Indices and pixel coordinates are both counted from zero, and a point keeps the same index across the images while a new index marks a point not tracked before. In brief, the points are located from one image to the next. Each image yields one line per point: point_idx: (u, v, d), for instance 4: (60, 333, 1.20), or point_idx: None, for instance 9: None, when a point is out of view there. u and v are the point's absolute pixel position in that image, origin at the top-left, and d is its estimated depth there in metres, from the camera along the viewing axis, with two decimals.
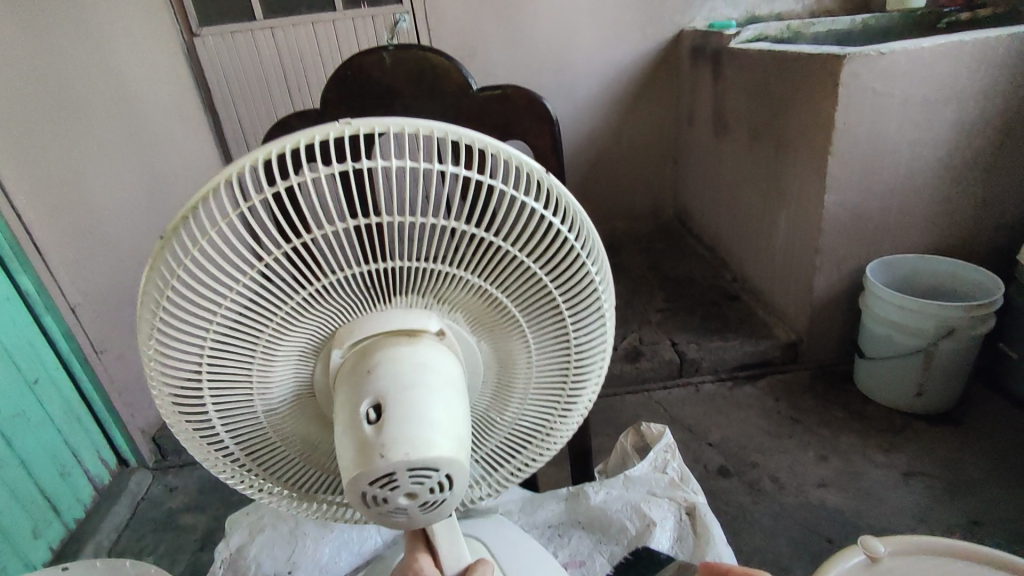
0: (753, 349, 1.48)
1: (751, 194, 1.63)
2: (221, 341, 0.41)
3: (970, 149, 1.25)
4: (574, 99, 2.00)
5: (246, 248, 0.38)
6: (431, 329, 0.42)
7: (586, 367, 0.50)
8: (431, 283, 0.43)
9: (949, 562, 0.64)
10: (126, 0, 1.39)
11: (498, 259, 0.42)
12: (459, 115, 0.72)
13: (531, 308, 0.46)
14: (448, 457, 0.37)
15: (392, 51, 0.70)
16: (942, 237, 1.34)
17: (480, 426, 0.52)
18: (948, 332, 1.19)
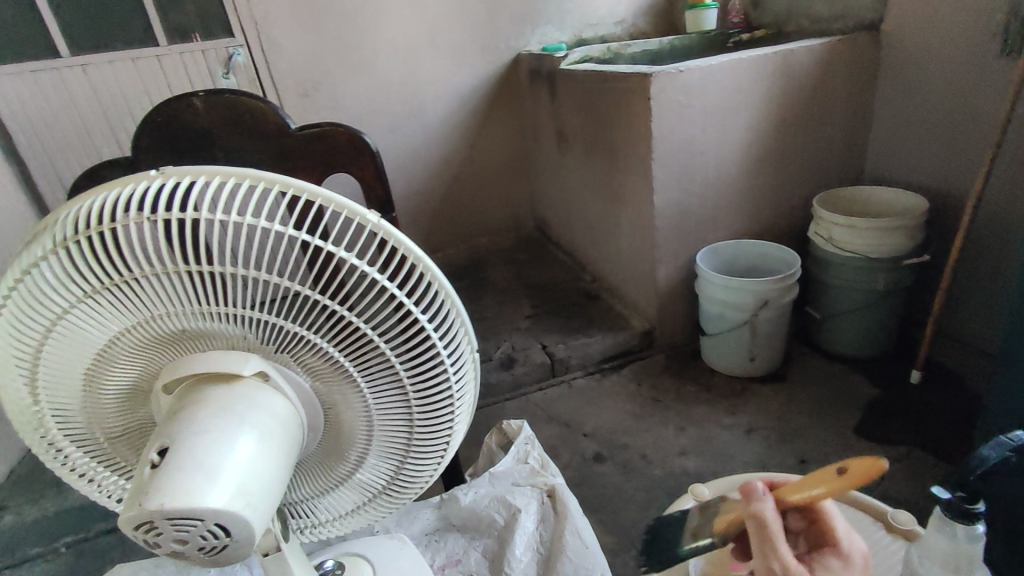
0: (613, 340, 1.60)
1: (595, 200, 1.78)
2: (55, 368, 0.42)
3: (762, 146, 1.47)
4: (425, 123, 2.06)
5: (70, 284, 0.39)
6: (246, 372, 0.41)
7: (435, 423, 0.49)
8: (257, 333, 0.42)
9: (760, 490, 0.76)
10: None
11: (323, 311, 0.42)
12: (281, 157, 0.73)
13: (368, 366, 0.45)
14: (213, 509, 0.35)
15: (203, 96, 0.70)
16: (752, 222, 1.56)
17: (331, 474, 0.51)
18: (764, 303, 1.38)
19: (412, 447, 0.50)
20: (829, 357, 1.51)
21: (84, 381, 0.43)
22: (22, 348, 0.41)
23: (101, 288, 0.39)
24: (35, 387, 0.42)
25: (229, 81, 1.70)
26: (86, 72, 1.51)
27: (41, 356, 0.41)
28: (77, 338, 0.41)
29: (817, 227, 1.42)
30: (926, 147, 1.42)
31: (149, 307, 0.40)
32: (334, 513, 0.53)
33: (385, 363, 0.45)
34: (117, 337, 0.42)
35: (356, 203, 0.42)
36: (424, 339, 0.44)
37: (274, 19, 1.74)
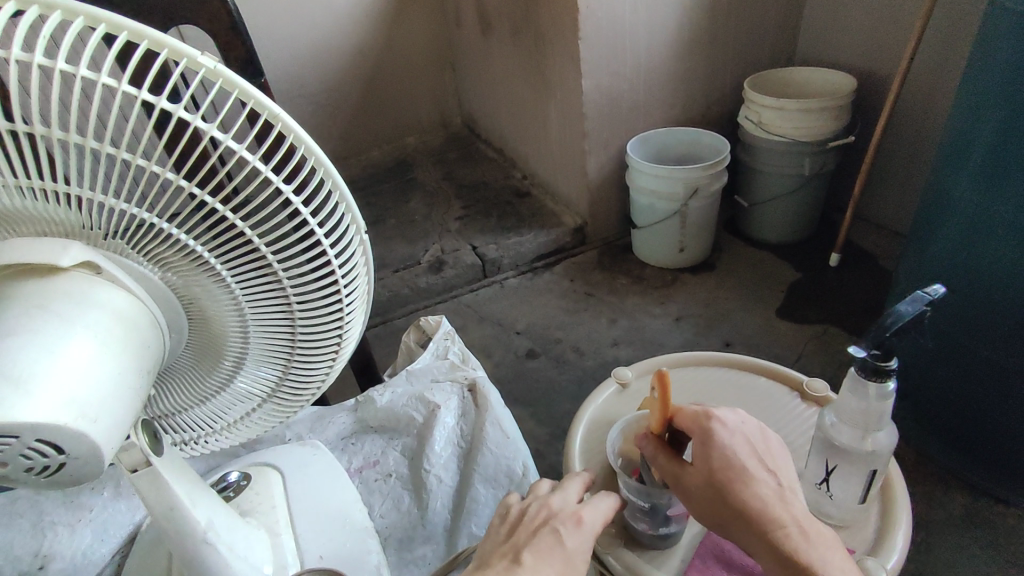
0: (545, 238, 1.57)
1: (523, 90, 1.68)
2: None
3: (693, 25, 1.39)
4: (332, 7, 1.86)
5: None
6: (65, 265, 0.33)
7: (323, 320, 0.44)
8: (83, 217, 0.33)
9: (680, 369, 0.77)
10: None
11: (161, 189, 0.34)
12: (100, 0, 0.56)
13: (236, 262, 0.38)
14: (28, 424, 0.29)
15: None
16: (684, 108, 1.51)
17: (207, 383, 0.46)
18: (694, 192, 1.36)
19: (298, 346, 0.45)
20: (755, 245, 1.53)
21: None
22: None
23: None
24: None
25: None
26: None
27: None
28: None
29: (746, 110, 1.38)
30: (856, 23, 1.38)
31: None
32: (217, 426, 0.48)
33: (256, 258, 0.38)
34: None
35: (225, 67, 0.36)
36: (299, 224, 0.38)
37: None
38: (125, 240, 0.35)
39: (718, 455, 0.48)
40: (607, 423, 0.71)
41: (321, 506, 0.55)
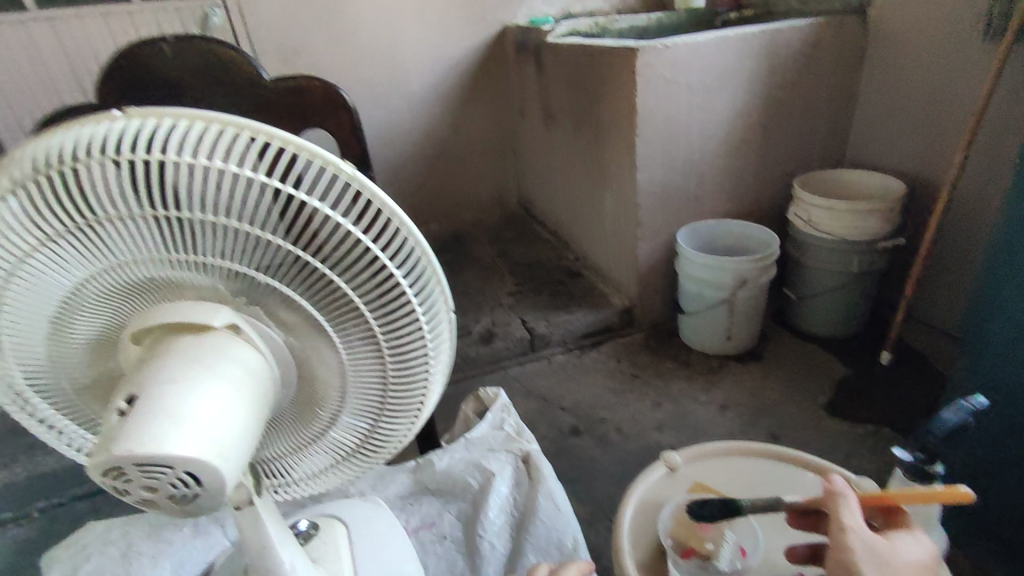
0: (593, 317, 1.62)
1: (579, 178, 1.79)
2: (18, 303, 0.40)
3: (747, 125, 1.48)
4: (409, 95, 2.08)
5: (44, 218, 0.38)
6: (217, 325, 0.40)
7: (410, 384, 0.48)
8: (240, 284, 0.42)
9: (729, 459, 0.78)
10: None
11: (295, 264, 0.42)
12: (255, 106, 0.80)
13: (347, 326, 0.45)
14: (180, 458, 0.35)
15: (171, 42, 0.75)
16: (735, 202, 1.57)
17: (306, 431, 0.52)
18: (742, 282, 1.40)
19: (388, 400, 0.49)
20: (805, 338, 1.53)
21: (49, 325, 0.43)
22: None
23: (79, 224, 0.38)
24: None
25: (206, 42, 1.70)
26: (26, 35, 1.49)
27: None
28: (37, 281, 0.40)
29: (796, 208, 1.43)
30: (908, 131, 1.44)
31: (117, 249, 0.40)
32: (308, 470, 0.54)
33: (364, 323, 0.45)
34: (80, 284, 0.41)
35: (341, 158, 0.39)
36: (400, 297, 0.44)
37: None
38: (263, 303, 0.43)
39: (908, 549, 0.52)
40: (655, 506, 0.72)
41: (377, 560, 0.59)
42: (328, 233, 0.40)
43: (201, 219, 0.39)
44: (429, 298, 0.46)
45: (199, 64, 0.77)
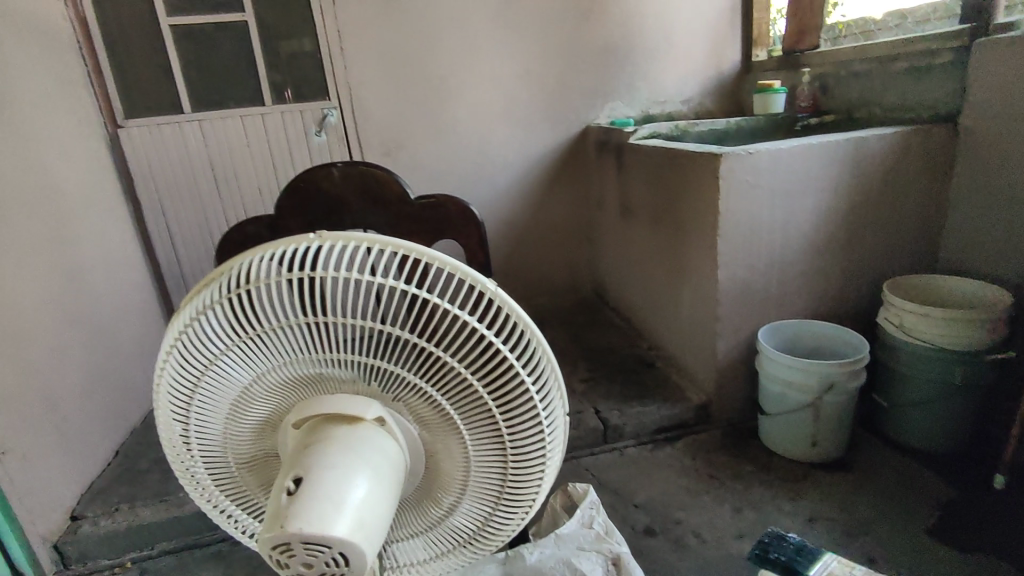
0: (669, 411, 1.60)
1: (655, 269, 1.83)
2: (212, 385, 0.55)
3: (831, 228, 1.49)
4: (494, 186, 2.23)
5: (238, 322, 0.52)
6: (370, 418, 0.50)
7: (528, 465, 0.55)
8: (381, 380, 0.53)
9: None
10: (56, 110, 1.66)
11: (426, 358, 0.52)
12: (402, 220, 0.91)
13: (467, 415, 0.54)
14: (339, 538, 0.42)
15: (340, 167, 0.90)
16: (819, 303, 1.55)
17: (431, 513, 0.60)
18: (829, 386, 1.36)
19: (504, 495, 0.57)
20: (901, 450, 1.45)
21: (226, 415, 0.56)
22: (179, 394, 0.55)
23: (263, 327, 0.52)
24: (193, 406, 0.55)
25: (320, 137, 2.05)
26: (184, 135, 1.95)
27: (193, 397, 0.55)
28: (222, 378, 0.55)
29: (886, 311, 1.41)
30: (1006, 240, 1.40)
31: (280, 352, 0.53)
32: (432, 552, 0.61)
33: (485, 412, 0.54)
34: (256, 373, 0.54)
35: (477, 273, 0.50)
36: (517, 382, 0.52)
37: (366, 87, 2.04)
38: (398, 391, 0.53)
39: None
40: None
41: None
42: (455, 335, 0.51)
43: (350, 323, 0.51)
44: (544, 391, 0.54)
45: (361, 187, 0.91)
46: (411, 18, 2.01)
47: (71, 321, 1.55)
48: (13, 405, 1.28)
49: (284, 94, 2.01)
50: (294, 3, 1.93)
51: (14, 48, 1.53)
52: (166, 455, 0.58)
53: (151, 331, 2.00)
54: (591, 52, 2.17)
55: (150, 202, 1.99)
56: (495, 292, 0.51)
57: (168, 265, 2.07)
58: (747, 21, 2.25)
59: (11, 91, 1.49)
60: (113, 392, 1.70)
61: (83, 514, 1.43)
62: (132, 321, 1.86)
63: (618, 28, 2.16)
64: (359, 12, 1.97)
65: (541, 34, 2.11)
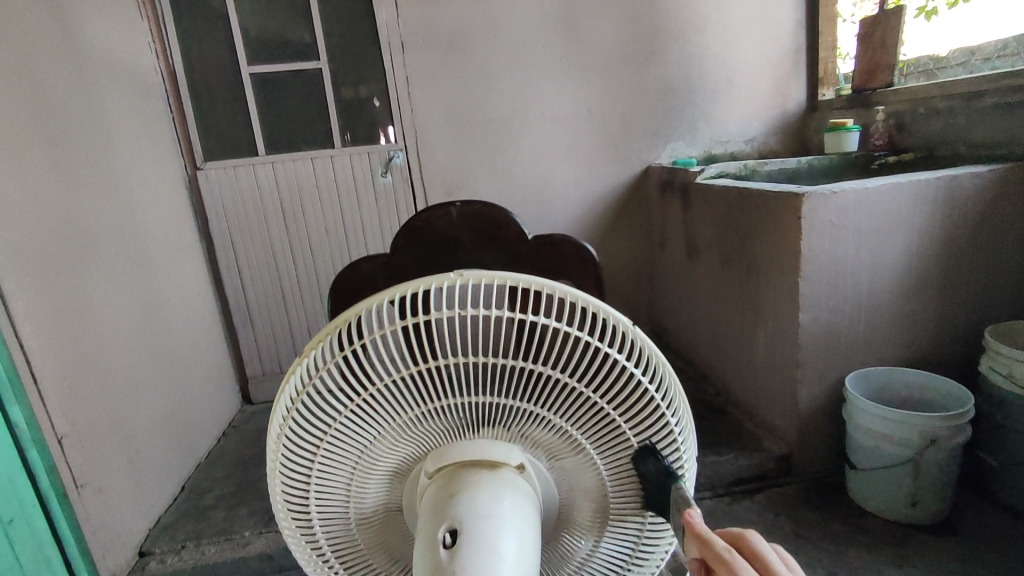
0: (746, 462, 1.51)
1: (725, 312, 1.76)
2: (340, 436, 0.53)
3: (922, 271, 1.41)
4: (553, 224, 2.23)
5: (370, 370, 0.51)
6: (512, 463, 0.53)
7: None
8: (519, 417, 0.53)
9: None
10: (144, 154, 1.76)
11: (559, 389, 0.52)
12: (516, 257, 0.89)
13: (604, 447, 0.55)
14: None
15: (459, 207, 0.88)
16: (910, 349, 1.46)
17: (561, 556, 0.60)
18: (931, 441, 1.26)
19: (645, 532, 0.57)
20: (1013, 514, 1.32)
21: (349, 472, 0.55)
22: (301, 455, 0.53)
23: (398, 374, 0.51)
24: (318, 459, 0.53)
25: (386, 178, 2.09)
26: (257, 175, 2.02)
27: (316, 456, 0.53)
28: (347, 431, 0.53)
29: (990, 359, 1.31)
30: None
31: (412, 397, 0.52)
32: None
33: (624, 444, 0.55)
34: (386, 419, 0.53)
35: (610, 306, 0.50)
36: (649, 402, 0.54)
37: (432, 130, 2.09)
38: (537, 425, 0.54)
39: None
40: None
41: None
42: (599, 366, 0.51)
43: (491, 361, 0.50)
44: (677, 416, 0.55)
45: (479, 228, 0.88)
46: (476, 62, 2.06)
47: (148, 355, 1.59)
48: (95, 438, 1.31)
49: (348, 137, 2.07)
50: (365, 52, 2.02)
51: (113, 97, 1.63)
52: (280, 522, 0.55)
53: (218, 366, 2.04)
54: (653, 92, 2.17)
55: (222, 240, 2.06)
56: (632, 327, 0.51)
57: (236, 302, 2.12)
58: (813, 60, 2.22)
59: (106, 136, 1.57)
60: (182, 426, 1.72)
61: (150, 550, 1.43)
62: (200, 356, 1.90)
63: (680, 69, 2.17)
64: (426, 57, 2.03)
65: (603, 77, 2.13)
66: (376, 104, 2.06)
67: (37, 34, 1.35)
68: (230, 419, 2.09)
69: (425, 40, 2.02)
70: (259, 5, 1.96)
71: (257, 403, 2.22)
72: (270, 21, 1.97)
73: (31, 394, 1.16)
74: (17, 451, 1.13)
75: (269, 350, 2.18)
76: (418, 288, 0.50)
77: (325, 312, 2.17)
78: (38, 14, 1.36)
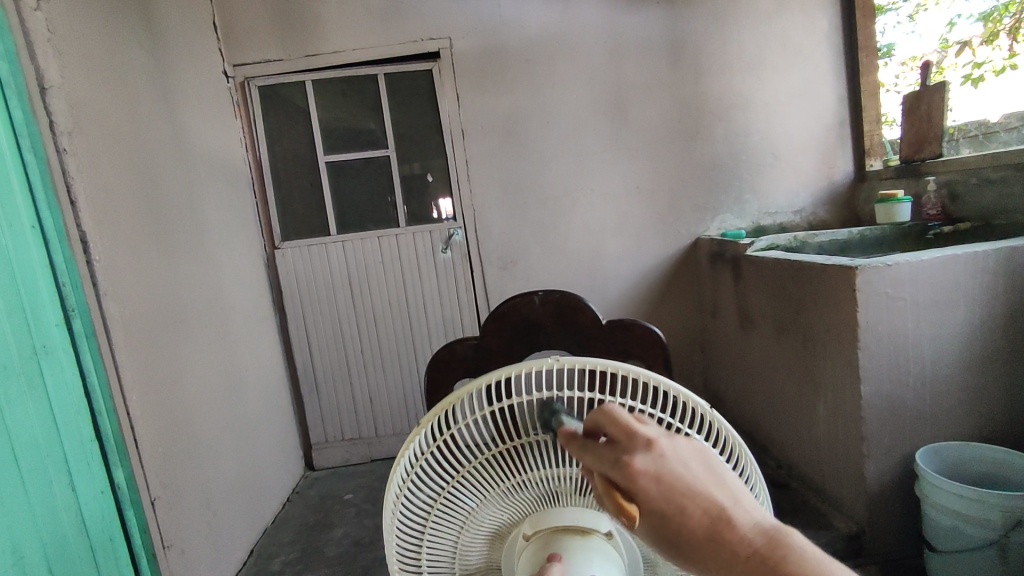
0: (814, 540, 1.46)
1: (783, 383, 1.76)
2: (445, 504, 0.59)
3: (986, 343, 1.39)
4: (605, 295, 2.29)
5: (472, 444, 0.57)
6: (602, 530, 0.57)
7: None
8: None
9: None
10: (232, 235, 1.94)
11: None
12: (591, 340, 0.95)
13: None
14: None
15: (541, 295, 0.96)
16: (982, 423, 1.42)
17: None
18: (1016, 522, 1.20)
19: None
20: None
21: (452, 542, 0.60)
22: (412, 525, 0.58)
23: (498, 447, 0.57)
24: (427, 527, 0.59)
25: (446, 254, 2.22)
26: (328, 253, 2.18)
27: (424, 530, 0.59)
28: (453, 499, 0.59)
29: None
30: None
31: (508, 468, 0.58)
32: None
33: None
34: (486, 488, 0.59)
35: (684, 387, 0.55)
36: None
37: (489, 209, 2.22)
38: None
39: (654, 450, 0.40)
40: None
41: None
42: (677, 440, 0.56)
43: None
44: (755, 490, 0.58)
45: (559, 313, 0.96)
46: (530, 146, 2.21)
47: (227, 422, 1.70)
48: (181, 502, 1.40)
49: (412, 217, 2.23)
50: (429, 140, 2.21)
51: (209, 186, 1.84)
52: None
53: (285, 432, 2.14)
54: (700, 169, 2.26)
55: (294, 312, 2.22)
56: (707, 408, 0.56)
57: (305, 370, 2.25)
58: (858, 133, 2.28)
59: (203, 220, 1.76)
60: (253, 491, 1.81)
61: None
62: (270, 423, 2.00)
63: (725, 145, 2.26)
64: (484, 142, 2.20)
65: (650, 156, 2.25)
66: (431, 180, 2.23)
67: (156, 137, 1.56)
68: (295, 485, 2.16)
69: (483, 128, 2.19)
70: (337, 103, 2.19)
71: (319, 470, 2.30)
72: (345, 116, 2.20)
73: (133, 457, 1.25)
74: (118, 511, 1.22)
75: (334, 418, 2.28)
76: (511, 372, 0.56)
77: (387, 381, 2.27)
78: (158, 120, 1.59)
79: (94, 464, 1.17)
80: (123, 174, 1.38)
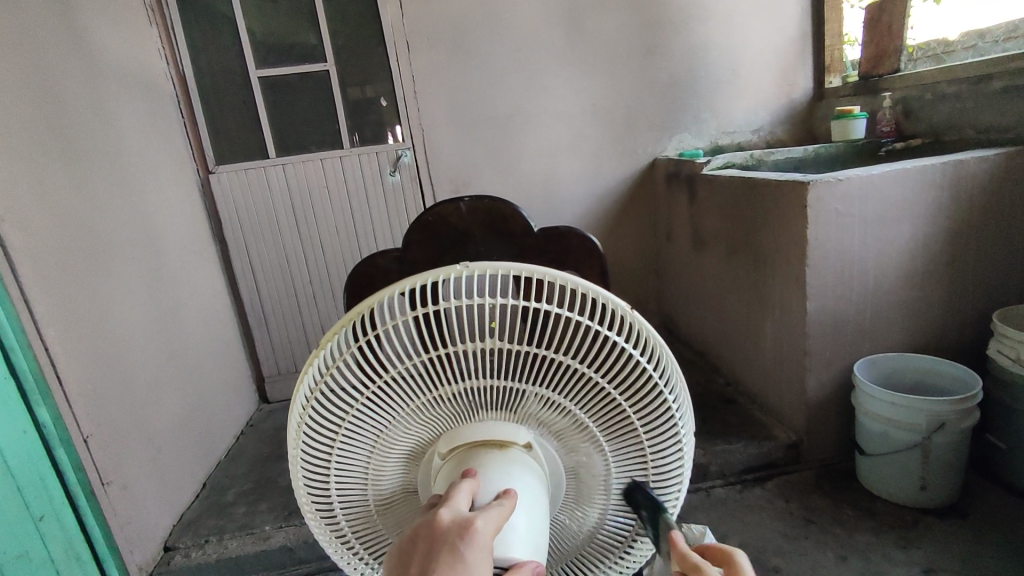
0: (756, 451, 1.52)
1: (733, 302, 1.77)
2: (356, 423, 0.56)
3: (928, 258, 1.41)
4: (561, 219, 2.24)
5: (384, 357, 0.54)
6: (520, 441, 0.56)
7: (668, 470, 0.59)
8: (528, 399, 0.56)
9: None
10: (157, 159, 1.79)
11: (567, 373, 0.55)
12: (523, 247, 0.91)
13: (606, 423, 0.58)
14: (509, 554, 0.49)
15: (468, 202, 0.89)
16: (918, 335, 1.47)
17: (558, 533, 0.64)
18: (940, 426, 1.26)
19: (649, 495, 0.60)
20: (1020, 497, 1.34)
21: (364, 459, 0.57)
22: (321, 441, 0.56)
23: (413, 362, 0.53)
24: (336, 444, 0.56)
25: (395, 178, 2.11)
26: (267, 177, 2.05)
27: (332, 453, 0.56)
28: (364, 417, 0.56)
29: (1000, 343, 1.32)
30: None
31: (424, 385, 0.55)
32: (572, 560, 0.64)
33: (626, 422, 0.57)
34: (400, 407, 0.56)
35: (612, 293, 0.52)
36: (652, 388, 0.57)
37: (438, 129, 2.11)
38: (544, 404, 0.56)
39: None
40: None
41: None
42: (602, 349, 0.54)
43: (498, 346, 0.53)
44: (677, 396, 0.58)
45: (488, 221, 0.90)
46: (481, 60, 2.07)
47: (166, 357, 1.63)
48: (119, 439, 1.35)
49: (356, 138, 2.10)
50: (372, 54, 2.05)
51: (125, 102, 1.67)
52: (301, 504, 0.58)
53: (234, 365, 2.08)
54: (658, 86, 2.18)
55: (236, 242, 2.10)
56: (633, 314, 0.53)
57: (251, 302, 2.17)
58: (819, 48, 2.21)
59: (120, 140, 1.61)
60: (201, 425, 1.76)
61: (175, 544, 1.47)
62: (216, 357, 1.94)
63: (685, 60, 2.17)
64: (432, 56, 2.05)
65: (608, 72, 2.15)
66: (383, 105, 2.08)
67: (51, 45, 1.38)
68: (249, 418, 2.13)
69: (430, 40, 2.04)
70: (267, 11, 1.99)
71: (273, 402, 2.27)
72: (277, 26, 2.00)
73: (57, 395, 1.18)
74: (46, 450, 1.17)
75: (284, 349, 2.23)
76: (427, 279, 0.52)
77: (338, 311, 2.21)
78: (52, 23, 1.40)
79: (10, 404, 1.10)
80: (12, 84, 1.22)
